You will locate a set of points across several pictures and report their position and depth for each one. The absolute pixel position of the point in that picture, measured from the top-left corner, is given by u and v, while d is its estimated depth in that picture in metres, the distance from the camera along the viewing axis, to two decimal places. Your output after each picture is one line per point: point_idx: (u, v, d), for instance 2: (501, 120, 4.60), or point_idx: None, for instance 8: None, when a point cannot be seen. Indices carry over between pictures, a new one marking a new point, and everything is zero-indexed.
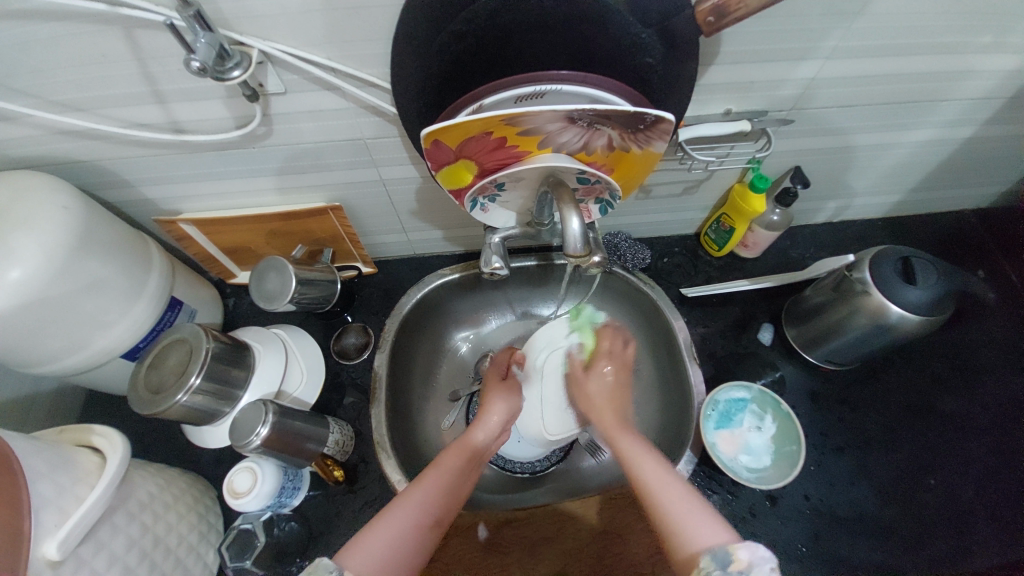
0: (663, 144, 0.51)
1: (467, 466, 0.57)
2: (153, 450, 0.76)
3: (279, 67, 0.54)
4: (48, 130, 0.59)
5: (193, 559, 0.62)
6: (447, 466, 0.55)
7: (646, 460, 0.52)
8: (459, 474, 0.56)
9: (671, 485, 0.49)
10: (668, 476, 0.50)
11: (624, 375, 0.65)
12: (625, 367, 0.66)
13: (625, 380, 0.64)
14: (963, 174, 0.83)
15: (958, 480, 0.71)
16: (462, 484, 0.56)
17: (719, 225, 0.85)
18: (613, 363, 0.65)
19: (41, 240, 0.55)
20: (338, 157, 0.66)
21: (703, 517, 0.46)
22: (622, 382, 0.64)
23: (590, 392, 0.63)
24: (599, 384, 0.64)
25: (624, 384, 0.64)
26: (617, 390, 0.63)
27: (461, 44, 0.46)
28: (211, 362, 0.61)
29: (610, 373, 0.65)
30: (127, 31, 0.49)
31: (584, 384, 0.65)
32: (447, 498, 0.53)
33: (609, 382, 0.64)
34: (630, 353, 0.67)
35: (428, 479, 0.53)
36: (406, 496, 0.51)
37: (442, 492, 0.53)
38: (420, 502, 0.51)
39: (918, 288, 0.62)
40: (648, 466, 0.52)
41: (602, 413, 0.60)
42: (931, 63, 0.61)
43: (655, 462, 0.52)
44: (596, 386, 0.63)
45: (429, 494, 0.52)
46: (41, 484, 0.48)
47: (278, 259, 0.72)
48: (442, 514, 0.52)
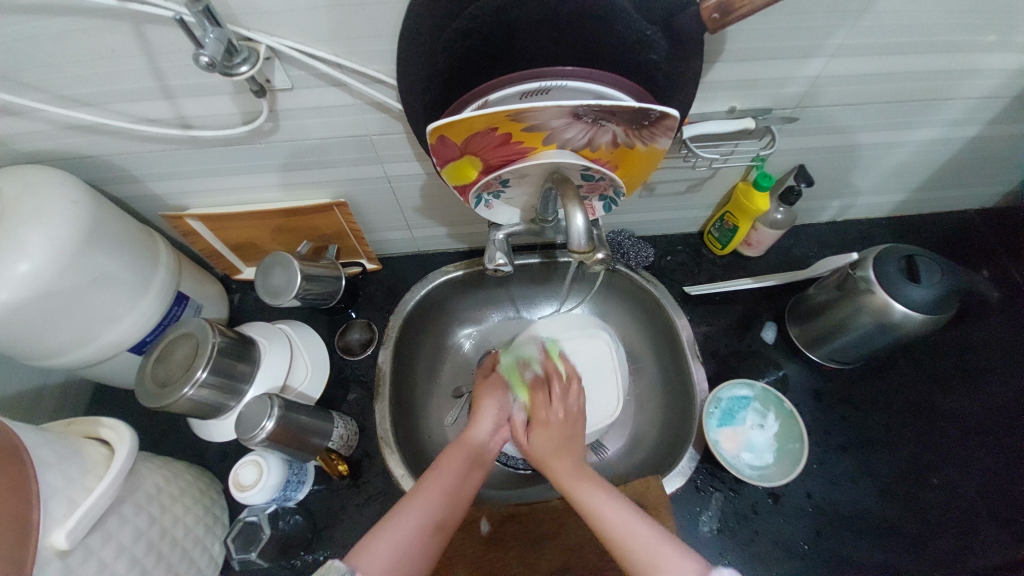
0: (667, 140, 0.51)
1: (470, 467, 0.58)
2: (160, 443, 0.77)
3: (286, 64, 0.54)
4: (58, 125, 0.59)
5: (199, 551, 0.63)
6: (448, 471, 0.56)
7: (606, 503, 0.52)
8: (461, 475, 0.57)
9: (634, 525, 0.49)
10: (636, 522, 0.50)
11: (571, 427, 0.62)
12: (571, 417, 0.63)
13: (572, 427, 0.62)
14: (968, 173, 0.83)
15: (961, 479, 0.71)
16: (466, 485, 0.57)
17: (723, 223, 0.85)
18: (562, 409, 0.63)
19: (51, 234, 0.55)
20: (344, 153, 0.67)
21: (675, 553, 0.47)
22: (566, 433, 0.61)
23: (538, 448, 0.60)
24: (551, 431, 0.61)
25: (570, 430, 0.62)
26: (566, 438, 0.60)
27: (467, 41, 0.47)
28: (217, 357, 0.62)
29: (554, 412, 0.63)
30: (137, 27, 0.49)
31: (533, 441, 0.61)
32: (449, 505, 0.54)
33: (557, 424, 0.62)
34: (575, 402, 0.65)
35: (428, 485, 0.54)
36: (408, 502, 0.53)
37: (444, 496, 0.54)
38: (424, 509, 0.52)
39: (921, 286, 0.62)
40: (607, 513, 0.51)
41: (553, 465, 0.58)
42: (936, 62, 0.61)
43: (618, 507, 0.51)
44: (542, 441, 0.60)
45: (431, 500, 0.53)
46: (49, 474, 0.48)
47: (284, 255, 0.72)
48: (445, 519, 0.53)
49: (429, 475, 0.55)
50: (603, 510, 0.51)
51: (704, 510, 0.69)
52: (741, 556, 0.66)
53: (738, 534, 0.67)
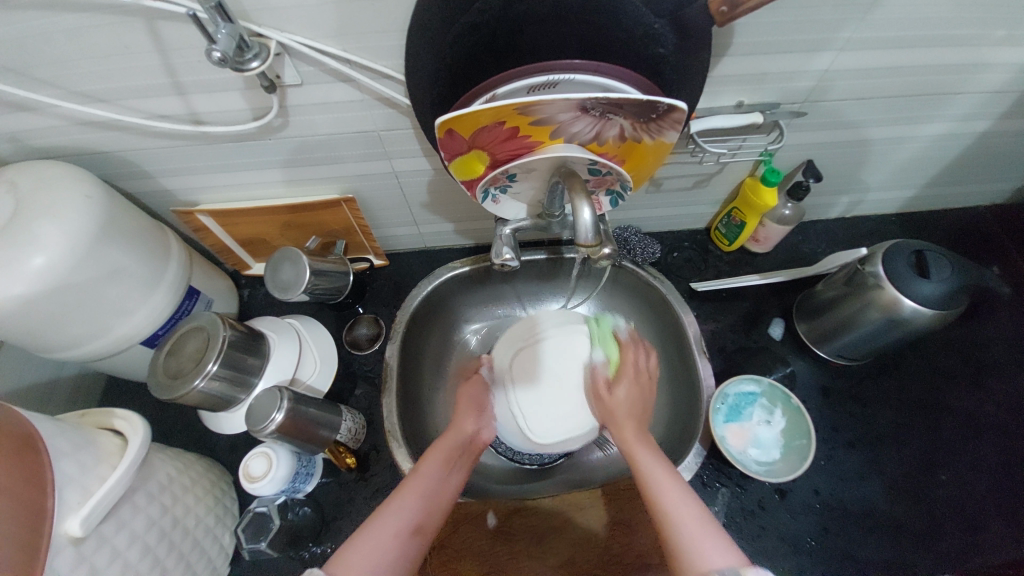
0: (675, 133, 0.51)
1: (449, 469, 0.59)
2: (170, 435, 0.78)
3: (296, 59, 0.55)
4: (72, 121, 0.60)
5: (209, 541, 0.64)
6: (426, 473, 0.57)
7: (658, 470, 0.53)
8: (439, 478, 0.57)
9: (675, 500, 0.50)
10: (678, 502, 0.50)
11: (642, 392, 0.62)
12: (644, 383, 0.62)
13: (647, 392, 0.62)
14: (979, 168, 0.82)
15: (971, 477, 0.70)
16: (445, 486, 0.57)
17: (730, 219, 0.85)
18: (630, 376, 0.63)
19: (66, 228, 0.56)
20: (352, 149, 0.67)
21: (706, 534, 0.47)
22: (642, 398, 0.61)
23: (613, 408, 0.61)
24: (626, 397, 0.61)
25: (644, 399, 0.62)
26: (640, 406, 0.61)
27: (475, 35, 0.47)
28: (227, 350, 0.62)
29: (627, 384, 0.62)
30: (150, 23, 0.50)
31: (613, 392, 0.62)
32: (427, 508, 0.54)
33: (632, 395, 0.61)
34: (641, 361, 0.64)
35: (406, 489, 0.55)
36: (389, 505, 0.53)
37: (422, 499, 0.54)
38: (401, 512, 0.53)
39: (931, 282, 0.62)
40: (661, 483, 0.52)
41: (622, 424, 0.59)
42: (947, 56, 0.60)
43: (672, 485, 0.51)
44: (621, 396, 0.61)
45: (410, 502, 0.54)
46: (64, 462, 0.49)
47: (293, 250, 0.73)
48: (424, 521, 0.53)
49: (408, 478, 0.56)
50: (655, 476, 0.52)
51: (710, 505, 0.69)
52: (747, 551, 0.66)
53: (745, 529, 0.67)
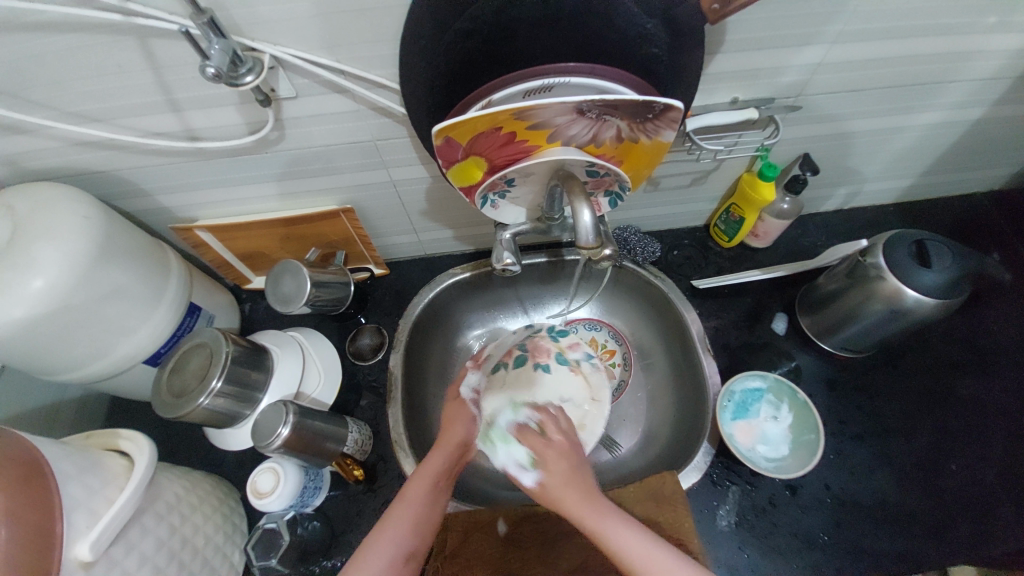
0: (671, 133, 0.51)
1: (437, 493, 0.57)
2: (177, 452, 0.78)
3: (290, 72, 0.55)
4: (67, 142, 0.60)
5: (219, 559, 0.64)
6: (413, 498, 0.55)
7: (641, 542, 0.46)
8: (429, 503, 0.56)
9: (663, 560, 0.45)
10: (672, 563, 0.45)
11: (575, 454, 0.55)
12: (568, 450, 0.55)
13: (575, 453, 0.55)
14: (975, 156, 0.82)
15: (982, 465, 0.70)
16: (433, 509, 0.56)
17: (729, 215, 0.85)
18: (559, 450, 0.55)
19: (66, 249, 0.56)
20: (349, 160, 0.67)
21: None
22: (567, 465, 0.53)
23: (548, 486, 0.52)
24: (557, 467, 0.53)
25: (579, 466, 0.54)
26: (574, 465, 0.53)
27: (468, 42, 0.47)
28: (230, 366, 0.62)
29: (562, 459, 0.54)
30: (143, 41, 0.50)
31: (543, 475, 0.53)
32: (417, 536, 0.54)
33: (565, 471, 0.53)
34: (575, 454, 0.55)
35: (396, 517, 0.54)
36: (381, 535, 0.52)
37: (415, 524, 0.54)
38: (394, 542, 0.52)
39: (934, 271, 0.61)
40: (634, 548, 0.46)
41: (566, 498, 0.50)
42: (939, 45, 0.60)
43: (643, 541, 0.47)
44: (551, 473, 0.53)
45: (402, 532, 0.53)
46: (71, 485, 0.49)
47: (292, 262, 0.73)
48: (417, 546, 0.53)
49: (397, 506, 0.54)
50: (625, 543, 0.46)
51: (721, 504, 0.69)
52: (760, 549, 0.66)
53: (757, 526, 0.67)
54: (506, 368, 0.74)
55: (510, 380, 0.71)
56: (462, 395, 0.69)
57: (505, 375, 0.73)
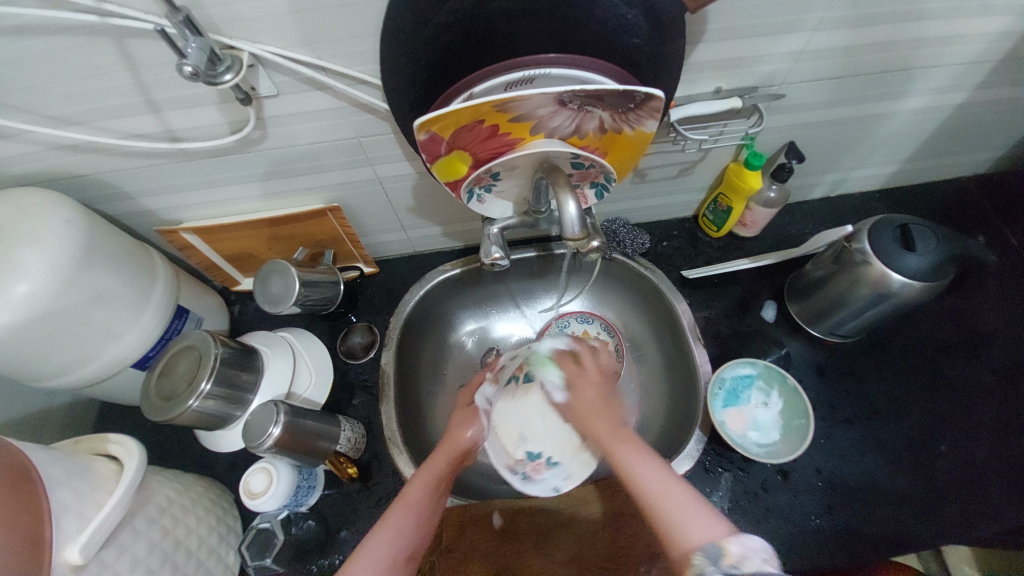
0: (654, 123, 0.51)
1: (438, 495, 0.58)
2: (169, 456, 0.77)
3: (270, 70, 0.55)
4: (47, 146, 0.60)
5: (214, 561, 0.64)
6: (413, 499, 0.56)
7: (647, 462, 0.50)
8: (428, 505, 0.56)
9: (680, 491, 0.48)
10: (671, 479, 0.49)
11: (605, 385, 0.63)
12: (605, 392, 0.61)
13: (610, 390, 0.62)
14: (959, 140, 0.83)
15: (970, 446, 0.71)
16: (434, 511, 0.57)
17: (716, 205, 0.85)
18: (592, 379, 0.63)
19: (48, 254, 0.56)
20: (334, 158, 0.67)
21: (700, 508, 0.46)
22: (598, 394, 0.61)
23: (579, 407, 0.60)
24: (587, 394, 0.61)
25: (608, 395, 0.61)
26: (604, 399, 0.60)
27: (449, 35, 0.47)
28: (219, 367, 0.62)
29: (592, 388, 0.62)
30: (119, 41, 0.49)
31: (579, 392, 0.62)
32: (419, 536, 0.54)
33: (598, 397, 0.61)
34: (603, 381, 0.63)
35: (398, 516, 0.54)
36: (381, 532, 0.53)
37: (416, 524, 0.54)
38: (395, 539, 0.52)
39: (918, 254, 0.62)
40: (646, 474, 0.50)
41: (594, 421, 0.58)
42: (919, 29, 0.61)
43: (651, 466, 0.50)
44: (585, 400, 0.60)
45: (404, 530, 0.53)
46: (59, 490, 0.48)
47: (280, 262, 0.73)
48: (417, 546, 0.54)
49: (398, 505, 0.55)
50: (644, 472, 0.50)
51: (714, 491, 0.69)
52: (753, 534, 0.66)
53: (750, 512, 0.68)
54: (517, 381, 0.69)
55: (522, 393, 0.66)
56: (477, 404, 0.67)
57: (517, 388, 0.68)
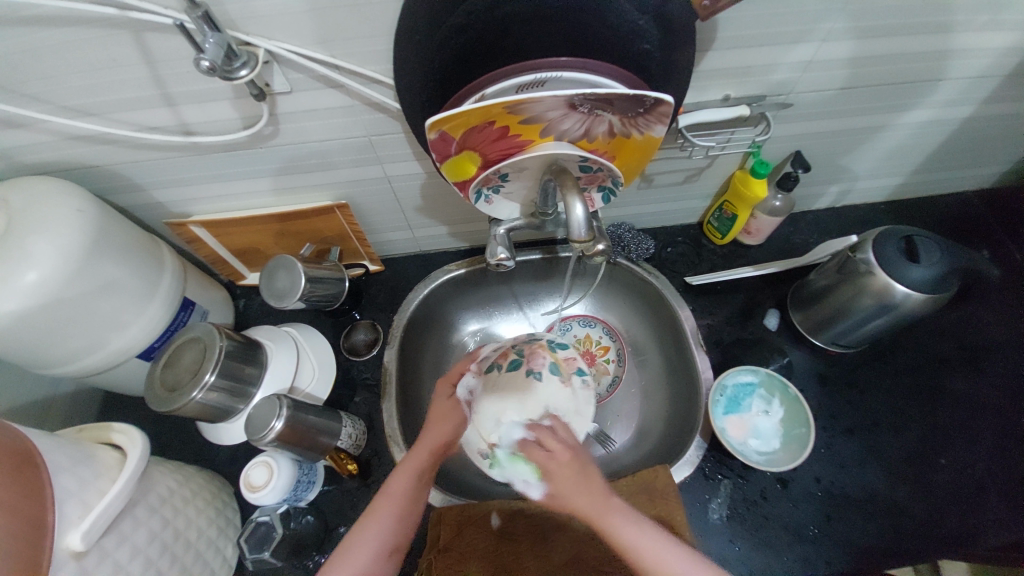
0: (662, 128, 0.51)
1: (419, 488, 0.58)
2: (170, 447, 0.77)
3: (285, 66, 0.55)
4: (60, 136, 0.60)
5: (212, 553, 0.64)
6: (396, 495, 0.56)
7: (643, 537, 0.46)
8: (411, 498, 0.57)
9: (673, 561, 0.46)
10: (662, 546, 0.46)
11: (580, 462, 0.50)
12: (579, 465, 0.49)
13: (585, 465, 0.49)
14: (964, 154, 0.83)
15: (969, 459, 0.71)
16: (417, 502, 0.58)
17: (722, 212, 0.85)
18: (563, 463, 0.49)
19: (58, 242, 0.56)
20: (344, 156, 0.68)
21: (697, 571, 0.46)
22: (577, 471, 0.49)
23: (556, 498, 0.48)
24: (567, 481, 0.48)
25: (585, 465, 0.50)
26: (584, 473, 0.49)
27: (462, 37, 0.47)
28: (223, 360, 0.62)
29: (564, 467, 0.49)
30: (138, 35, 0.50)
31: (546, 474, 0.50)
32: (399, 530, 0.56)
33: (570, 478, 0.48)
34: (579, 454, 0.50)
35: (380, 512, 0.55)
36: (362, 531, 0.54)
37: (397, 520, 0.56)
38: (377, 537, 0.54)
39: (922, 266, 0.62)
40: (639, 543, 0.46)
41: (578, 510, 0.47)
42: (928, 43, 0.61)
43: (646, 535, 0.47)
44: (556, 489, 0.48)
45: (384, 525, 0.55)
46: (62, 477, 0.49)
47: (287, 258, 0.73)
48: (400, 540, 0.56)
49: (379, 503, 0.56)
50: (638, 544, 0.46)
51: (713, 497, 0.69)
52: (751, 542, 0.66)
53: (748, 519, 0.68)
54: (500, 370, 0.68)
55: (502, 384, 0.66)
56: (455, 395, 0.65)
57: (499, 377, 0.67)
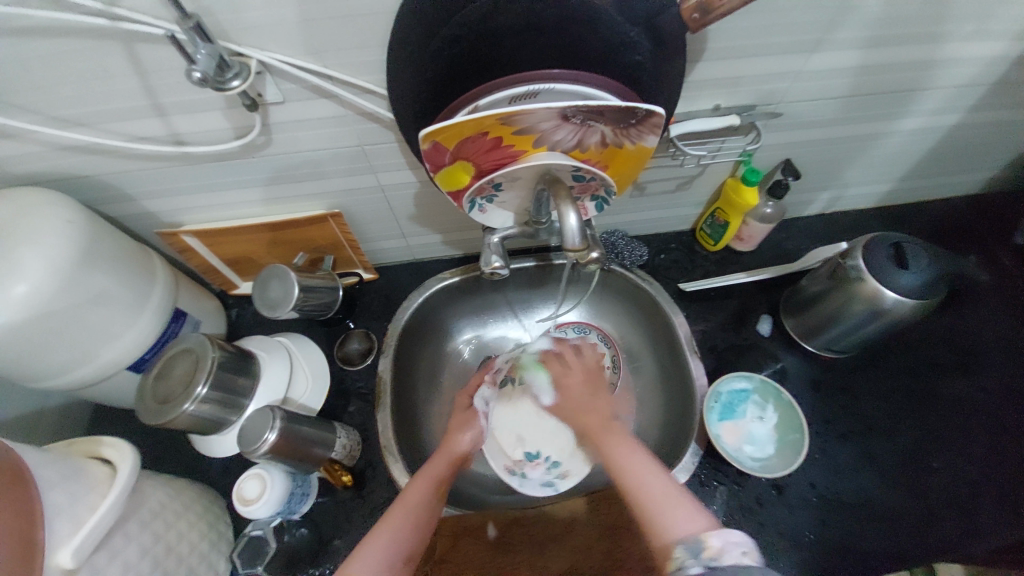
0: (654, 138, 0.52)
1: (436, 497, 0.58)
2: (162, 460, 0.77)
3: (278, 77, 0.55)
4: (51, 146, 0.60)
5: (204, 567, 0.63)
6: (412, 502, 0.56)
7: (638, 456, 0.52)
8: (427, 505, 0.57)
9: (664, 484, 0.49)
10: (653, 470, 0.50)
11: (594, 376, 0.65)
12: (590, 374, 0.65)
13: (595, 377, 0.65)
14: (952, 161, 0.84)
15: (962, 463, 0.72)
16: (432, 510, 0.58)
17: (714, 219, 0.86)
18: (578, 371, 0.65)
19: (47, 253, 0.56)
20: (336, 165, 0.68)
21: (684, 499, 0.47)
22: (590, 389, 0.63)
23: (565, 401, 0.63)
24: (575, 386, 0.63)
25: (597, 386, 0.64)
26: (591, 387, 0.63)
27: (455, 49, 0.48)
28: (216, 372, 0.62)
29: (578, 378, 0.64)
30: (130, 46, 0.50)
31: (565, 382, 0.65)
32: (416, 537, 0.55)
33: (578, 384, 0.63)
34: (596, 375, 0.65)
35: (398, 518, 0.55)
36: (377, 535, 0.53)
37: (414, 526, 0.55)
38: (393, 542, 0.53)
39: (911, 272, 0.63)
40: (634, 467, 0.51)
41: (585, 416, 0.59)
42: (916, 52, 0.62)
43: (638, 457, 0.52)
44: (570, 388, 0.63)
45: (402, 531, 0.54)
46: (53, 492, 0.48)
47: (280, 267, 0.73)
48: (415, 548, 0.54)
49: (396, 507, 0.56)
50: (637, 467, 0.51)
51: (709, 504, 0.69)
52: None
53: (745, 526, 0.68)
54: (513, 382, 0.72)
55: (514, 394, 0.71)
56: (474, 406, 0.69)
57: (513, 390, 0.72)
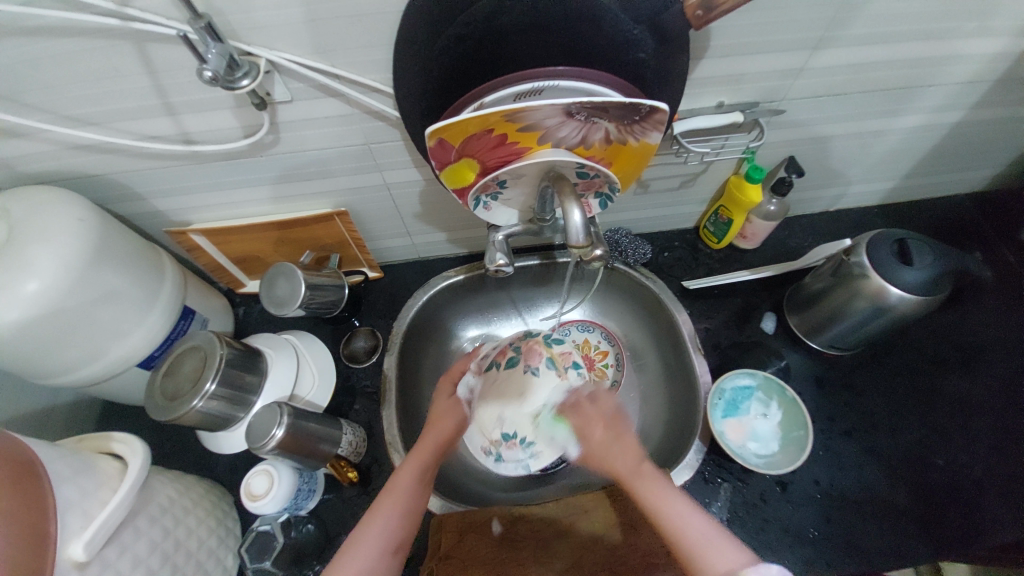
0: (658, 134, 0.52)
1: (422, 484, 0.56)
2: (170, 456, 0.77)
3: (285, 76, 0.56)
4: (64, 145, 0.61)
5: (212, 562, 0.64)
6: (400, 490, 0.54)
7: (670, 496, 0.47)
8: (414, 494, 0.55)
9: (696, 526, 0.45)
10: (691, 512, 0.46)
11: (618, 421, 0.55)
12: (609, 418, 0.55)
13: (618, 422, 0.55)
14: (956, 158, 0.84)
15: (966, 460, 0.71)
16: (421, 498, 0.56)
17: (717, 217, 0.87)
18: (599, 416, 0.56)
19: (59, 251, 0.57)
20: (343, 164, 0.68)
21: (722, 539, 0.44)
22: (611, 431, 0.53)
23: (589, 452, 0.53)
24: (601, 436, 0.53)
25: (623, 429, 0.54)
26: (616, 433, 0.53)
27: (461, 47, 0.48)
28: (224, 368, 0.62)
29: (601, 425, 0.54)
30: (141, 45, 0.51)
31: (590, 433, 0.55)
32: (406, 527, 0.53)
33: (600, 433, 0.54)
34: (613, 413, 0.56)
35: (385, 506, 0.53)
36: (365, 526, 0.52)
37: (401, 515, 0.53)
38: (381, 532, 0.52)
39: (915, 268, 0.63)
40: (666, 507, 0.46)
41: (613, 463, 0.51)
42: (919, 49, 0.63)
43: (676, 499, 0.47)
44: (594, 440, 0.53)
45: (388, 519, 0.53)
46: (64, 487, 0.49)
47: (287, 265, 0.74)
48: (405, 535, 0.53)
49: (382, 497, 0.54)
50: (673, 509, 0.46)
51: (713, 500, 0.70)
52: (751, 545, 0.66)
53: (749, 522, 0.68)
54: (499, 367, 0.70)
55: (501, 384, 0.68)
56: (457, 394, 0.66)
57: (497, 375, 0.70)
